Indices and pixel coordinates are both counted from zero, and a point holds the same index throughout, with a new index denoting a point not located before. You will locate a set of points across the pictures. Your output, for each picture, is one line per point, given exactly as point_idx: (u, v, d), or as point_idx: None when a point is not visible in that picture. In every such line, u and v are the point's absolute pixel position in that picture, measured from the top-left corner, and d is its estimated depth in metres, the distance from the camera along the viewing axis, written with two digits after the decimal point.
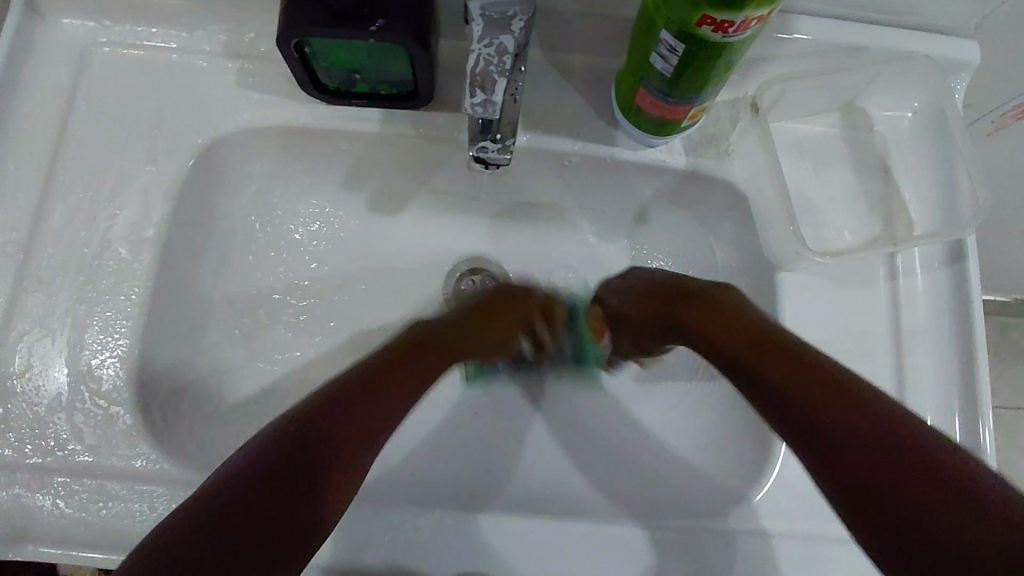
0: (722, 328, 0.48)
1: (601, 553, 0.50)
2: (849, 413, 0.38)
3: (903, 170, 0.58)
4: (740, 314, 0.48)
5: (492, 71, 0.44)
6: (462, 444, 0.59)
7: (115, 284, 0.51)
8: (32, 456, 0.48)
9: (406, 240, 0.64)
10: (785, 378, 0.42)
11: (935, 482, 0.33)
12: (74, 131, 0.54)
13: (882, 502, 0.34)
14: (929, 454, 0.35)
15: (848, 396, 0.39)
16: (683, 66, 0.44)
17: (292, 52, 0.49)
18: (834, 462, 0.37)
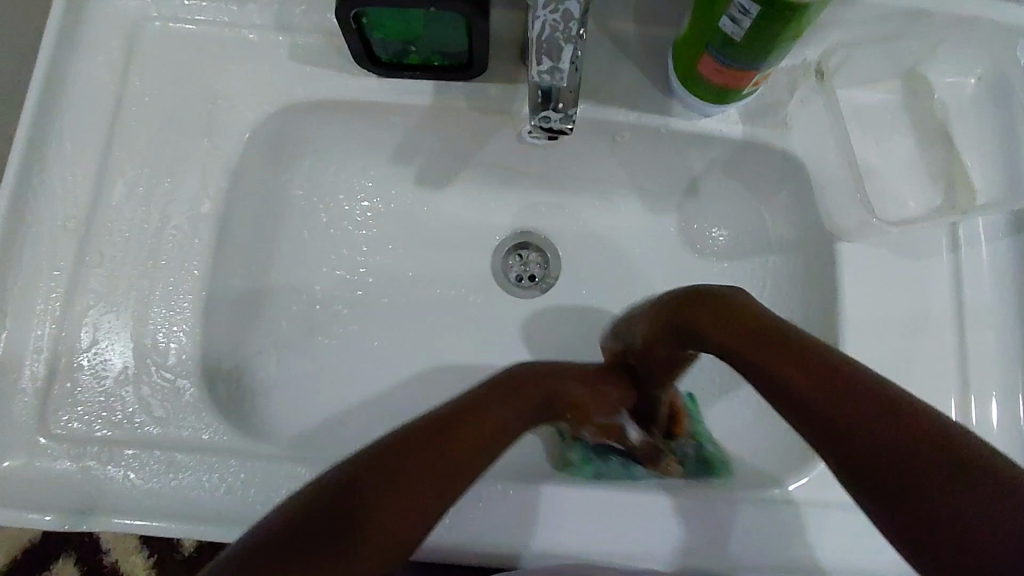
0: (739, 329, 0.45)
1: (661, 530, 0.50)
2: (877, 418, 0.36)
3: (965, 138, 0.57)
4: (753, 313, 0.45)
5: (559, 38, 0.43)
6: None
7: (177, 260, 0.52)
8: (102, 430, 0.49)
9: (455, 214, 0.64)
10: (804, 381, 0.40)
11: (931, 465, 0.33)
12: (130, 107, 0.54)
13: (921, 509, 0.33)
14: (928, 451, 0.34)
15: (852, 390, 0.38)
16: (754, 28, 0.43)
17: (350, 24, 0.49)
18: (848, 456, 0.37)
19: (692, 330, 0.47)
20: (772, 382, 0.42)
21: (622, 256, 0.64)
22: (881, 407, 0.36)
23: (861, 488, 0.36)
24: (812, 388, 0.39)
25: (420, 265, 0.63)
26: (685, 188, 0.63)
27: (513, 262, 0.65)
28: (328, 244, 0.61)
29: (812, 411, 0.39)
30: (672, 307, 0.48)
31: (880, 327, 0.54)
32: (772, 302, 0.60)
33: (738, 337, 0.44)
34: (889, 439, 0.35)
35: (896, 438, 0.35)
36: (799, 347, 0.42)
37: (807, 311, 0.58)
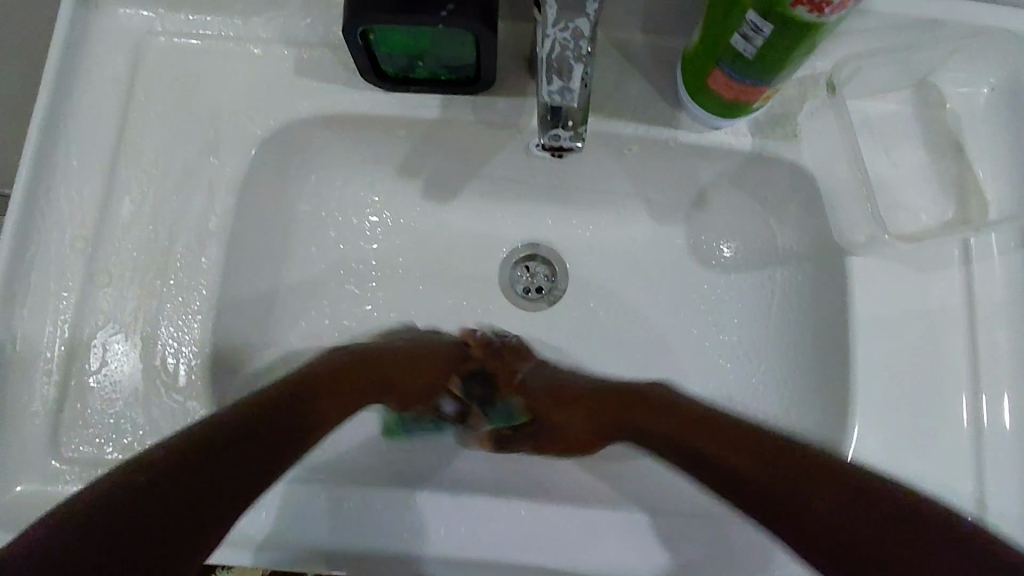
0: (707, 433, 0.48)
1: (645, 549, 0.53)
2: (866, 519, 0.38)
3: (977, 148, 0.56)
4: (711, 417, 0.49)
5: (569, 57, 0.43)
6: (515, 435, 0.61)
7: (184, 280, 0.52)
8: (113, 452, 0.49)
9: (462, 226, 0.64)
10: (788, 487, 0.42)
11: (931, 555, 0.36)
12: (135, 124, 0.54)
13: None
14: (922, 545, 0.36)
15: (834, 491, 0.40)
16: (767, 46, 0.43)
17: (357, 41, 0.48)
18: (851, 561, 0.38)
19: (646, 420, 0.52)
20: (722, 466, 0.46)
21: (630, 268, 0.64)
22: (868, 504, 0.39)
23: None
24: (797, 488, 0.41)
25: (428, 280, 0.62)
26: (692, 200, 0.63)
27: (519, 274, 0.64)
28: (336, 260, 0.61)
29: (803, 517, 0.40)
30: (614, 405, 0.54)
31: (890, 342, 0.54)
32: (780, 315, 0.60)
33: (717, 449, 0.47)
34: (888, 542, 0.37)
35: (896, 539, 0.37)
36: (772, 450, 0.45)
37: (817, 325, 0.57)
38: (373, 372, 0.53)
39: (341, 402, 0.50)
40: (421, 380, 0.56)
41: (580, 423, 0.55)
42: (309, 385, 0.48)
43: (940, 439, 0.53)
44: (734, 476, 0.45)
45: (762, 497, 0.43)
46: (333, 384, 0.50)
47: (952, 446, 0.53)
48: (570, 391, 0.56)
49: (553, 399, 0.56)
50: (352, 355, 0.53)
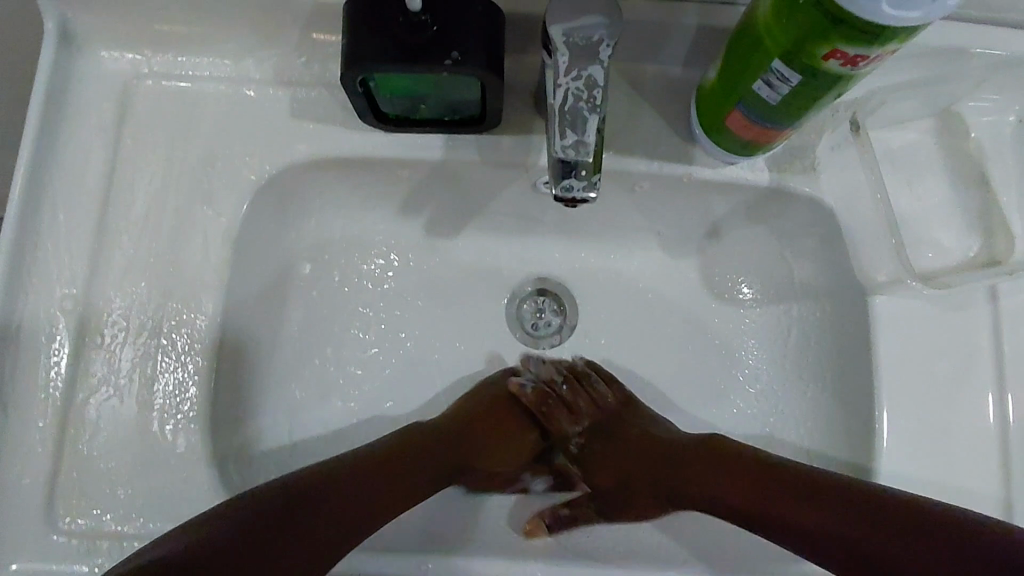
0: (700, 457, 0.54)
1: None
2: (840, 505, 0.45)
3: (1003, 178, 0.54)
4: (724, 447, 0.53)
5: (583, 107, 0.41)
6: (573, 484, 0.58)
7: (181, 339, 0.49)
8: (111, 523, 0.47)
9: (468, 263, 0.62)
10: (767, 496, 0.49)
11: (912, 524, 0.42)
12: (123, 173, 0.51)
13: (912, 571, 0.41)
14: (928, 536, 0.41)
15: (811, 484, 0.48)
16: (792, 93, 0.40)
17: (356, 88, 0.46)
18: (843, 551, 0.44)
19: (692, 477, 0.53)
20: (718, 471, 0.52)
21: (642, 303, 0.62)
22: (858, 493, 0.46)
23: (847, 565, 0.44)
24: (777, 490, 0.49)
25: (432, 322, 0.60)
26: (706, 233, 0.60)
27: (529, 307, 0.62)
28: (337, 305, 0.58)
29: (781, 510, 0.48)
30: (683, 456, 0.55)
31: (917, 384, 0.52)
32: (800, 353, 0.58)
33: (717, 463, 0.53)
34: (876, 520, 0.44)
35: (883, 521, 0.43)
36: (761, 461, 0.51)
37: (840, 365, 0.55)
38: (456, 446, 0.54)
39: (444, 457, 0.53)
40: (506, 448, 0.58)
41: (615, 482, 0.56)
42: (407, 447, 0.52)
43: (970, 486, 0.51)
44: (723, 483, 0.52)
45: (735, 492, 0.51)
46: (427, 448, 0.53)
47: (982, 493, 0.51)
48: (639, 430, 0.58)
49: (610, 438, 0.59)
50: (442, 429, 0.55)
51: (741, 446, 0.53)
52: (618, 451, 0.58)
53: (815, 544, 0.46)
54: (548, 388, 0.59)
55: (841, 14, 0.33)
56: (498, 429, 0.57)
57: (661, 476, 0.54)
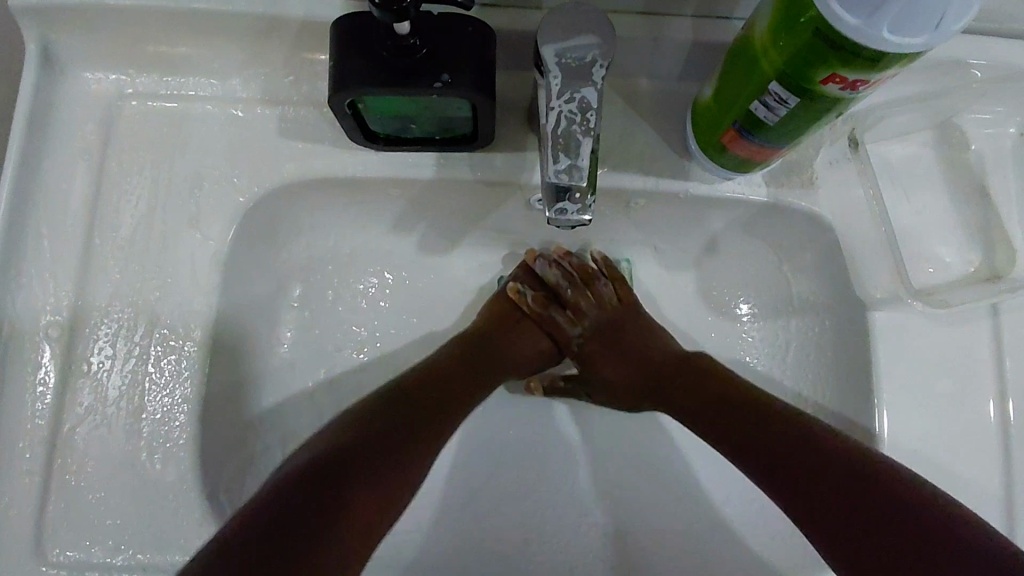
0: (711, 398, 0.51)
1: None
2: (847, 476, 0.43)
3: (1004, 192, 0.53)
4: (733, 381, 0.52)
5: (576, 131, 0.41)
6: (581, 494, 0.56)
7: (169, 365, 0.49)
8: (101, 554, 0.46)
9: (461, 280, 0.61)
10: (783, 455, 0.46)
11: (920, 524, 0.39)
12: (108, 196, 0.50)
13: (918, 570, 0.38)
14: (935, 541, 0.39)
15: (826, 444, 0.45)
16: (790, 115, 0.39)
17: (345, 110, 0.45)
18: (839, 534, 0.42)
19: (698, 391, 0.52)
20: (727, 427, 0.50)
21: None
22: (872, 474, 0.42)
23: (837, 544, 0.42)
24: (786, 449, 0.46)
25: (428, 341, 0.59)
26: (703, 246, 0.59)
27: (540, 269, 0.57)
28: (330, 325, 0.57)
29: (788, 469, 0.46)
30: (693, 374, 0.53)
31: (919, 401, 0.51)
32: (799, 369, 0.57)
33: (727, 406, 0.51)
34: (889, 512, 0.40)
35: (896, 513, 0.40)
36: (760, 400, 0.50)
37: (840, 382, 0.55)
38: (472, 355, 0.54)
39: (454, 387, 0.52)
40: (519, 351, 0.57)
41: (633, 382, 0.56)
42: (431, 377, 0.51)
43: (974, 505, 0.50)
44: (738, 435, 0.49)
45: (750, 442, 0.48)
46: (450, 370, 0.52)
47: (985, 514, 0.50)
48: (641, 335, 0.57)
49: (612, 344, 0.57)
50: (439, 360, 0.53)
51: (747, 394, 0.51)
52: (614, 359, 0.57)
53: (805, 506, 0.44)
54: (550, 293, 0.58)
55: (839, 41, 0.32)
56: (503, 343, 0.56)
57: (674, 390, 0.54)
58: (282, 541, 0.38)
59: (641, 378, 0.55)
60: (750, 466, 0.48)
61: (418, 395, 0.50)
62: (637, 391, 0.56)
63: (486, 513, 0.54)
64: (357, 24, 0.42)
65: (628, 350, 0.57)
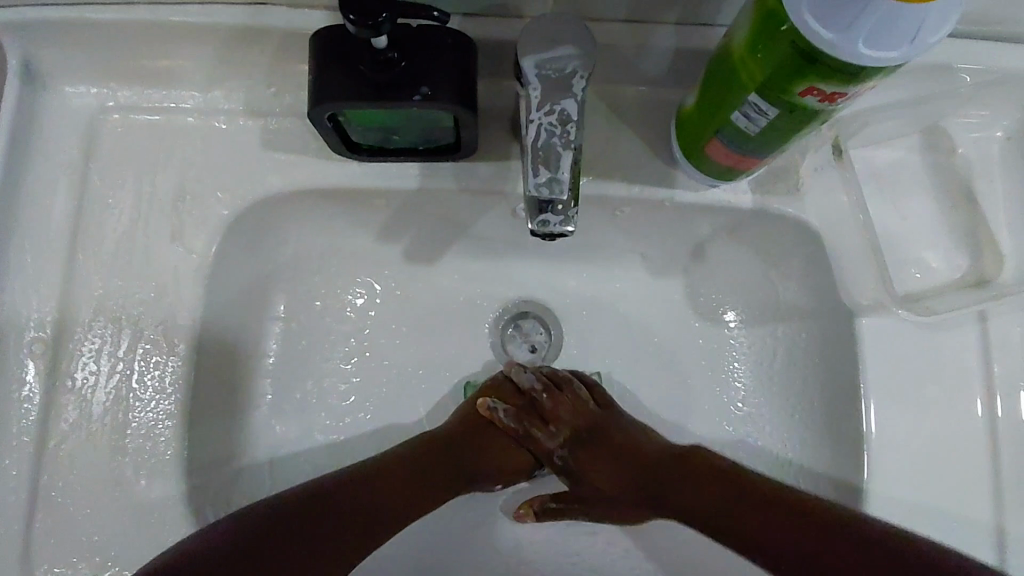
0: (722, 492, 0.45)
1: None
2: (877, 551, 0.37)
3: (993, 196, 0.52)
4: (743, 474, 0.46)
5: (556, 144, 0.40)
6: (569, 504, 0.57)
7: (153, 380, 0.48)
8: (86, 570, 0.46)
9: (449, 288, 0.61)
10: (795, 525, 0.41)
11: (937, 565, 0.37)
12: (91, 210, 0.50)
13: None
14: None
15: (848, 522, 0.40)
16: (771, 125, 0.39)
17: (325, 123, 0.44)
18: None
19: (700, 494, 0.46)
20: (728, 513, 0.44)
21: (628, 325, 0.61)
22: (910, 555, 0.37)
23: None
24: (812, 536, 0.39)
25: (415, 350, 0.59)
26: (691, 252, 0.59)
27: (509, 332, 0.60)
28: (317, 335, 0.57)
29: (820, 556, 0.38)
30: (692, 474, 0.47)
31: (906, 408, 0.51)
32: (787, 374, 0.57)
33: (733, 489, 0.45)
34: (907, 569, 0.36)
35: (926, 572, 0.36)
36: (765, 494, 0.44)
37: (828, 388, 0.55)
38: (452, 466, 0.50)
39: (432, 489, 0.48)
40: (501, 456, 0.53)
41: (631, 489, 0.50)
42: (399, 466, 0.47)
43: (962, 511, 0.50)
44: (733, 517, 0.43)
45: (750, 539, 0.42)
46: (434, 462, 0.49)
47: (973, 518, 0.50)
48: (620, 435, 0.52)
49: (594, 463, 0.52)
50: (400, 456, 0.48)
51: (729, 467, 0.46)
52: (609, 461, 0.51)
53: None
54: (523, 400, 0.54)
55: (816, 53, 0.32)
56: (478, 460, 0.51)
57: (675, 500, 0.47)
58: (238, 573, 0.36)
59: (640, 490, 0.50)
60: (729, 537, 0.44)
61: (393, 482, 0.46)
62: (623, 497, 0.50)
63: (478, 533, 0.57)
64: (335, 36, 0.42)
65: (617, 478, 0.51)
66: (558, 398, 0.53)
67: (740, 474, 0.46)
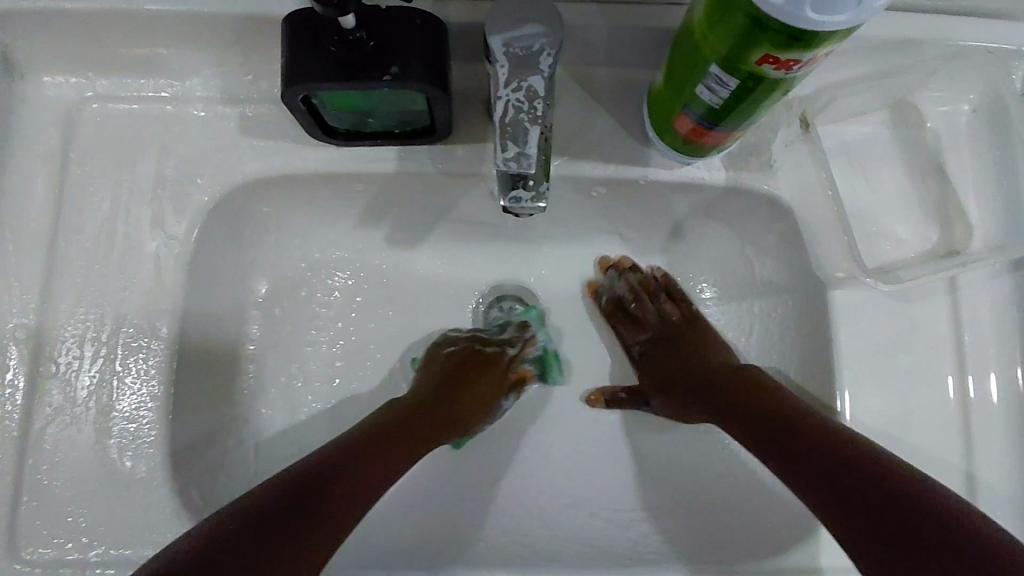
0: (778, 412, 0.47)
1: None
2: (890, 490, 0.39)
3: (959, 169, 0.53)
4: (809, 410, 0.47)
5: (523, 118, 0.41)
6: (558, 477, 0.57)
7: (136, 363, 0.49)
8: (73, 552, 0.47)
9: (431, 273, 0.62)
10: (829, 458, 0.43)
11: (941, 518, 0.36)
12: (71, 198, 0.50)
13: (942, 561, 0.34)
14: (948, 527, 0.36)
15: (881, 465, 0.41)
16: (734, 98, 0.40)
17: (299, 106, 0.45)
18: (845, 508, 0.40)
19: (754, 411, 0.49)
20: (772, 427, 0.47)
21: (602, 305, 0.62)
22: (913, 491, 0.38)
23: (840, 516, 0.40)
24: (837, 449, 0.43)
25: (399, 334, 0.60)
26: (669, 232, 0.60)
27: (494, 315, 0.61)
28: (301, 320, 0.58)
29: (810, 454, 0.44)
30: (756, 389, 0.50)
31: (879, 378, 0.52)
32: (763, 350, 0.58)
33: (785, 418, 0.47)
34: (897, 498, 0.38)
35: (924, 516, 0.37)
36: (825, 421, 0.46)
37: (803, 361, 0.56)
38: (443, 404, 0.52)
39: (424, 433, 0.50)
40: (488, 391, 0.55)
41: (690, 378, 0.55)
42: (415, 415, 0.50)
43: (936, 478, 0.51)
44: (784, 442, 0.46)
45: (790, 450, 0.45)
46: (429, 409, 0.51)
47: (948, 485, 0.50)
48: (699, 338, 0.57)
49: (671, 355, 0.57)
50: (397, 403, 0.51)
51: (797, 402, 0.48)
52: (680, 362, 0.57)
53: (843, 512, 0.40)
54: (618, 300, 0.60)
55: (766, 21, 0.33)
56: (455, 390, 0.53)
57: (724, 397, 0.52)
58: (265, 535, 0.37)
59: (695, 381, 0.55)
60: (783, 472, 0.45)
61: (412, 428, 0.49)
62: (684, 391, 0.55)
63: (457, 500, 0.55)
64: (305, 19, 0.42)
65: (688, 375, 0.55)
66: (653, 293, 0.60)
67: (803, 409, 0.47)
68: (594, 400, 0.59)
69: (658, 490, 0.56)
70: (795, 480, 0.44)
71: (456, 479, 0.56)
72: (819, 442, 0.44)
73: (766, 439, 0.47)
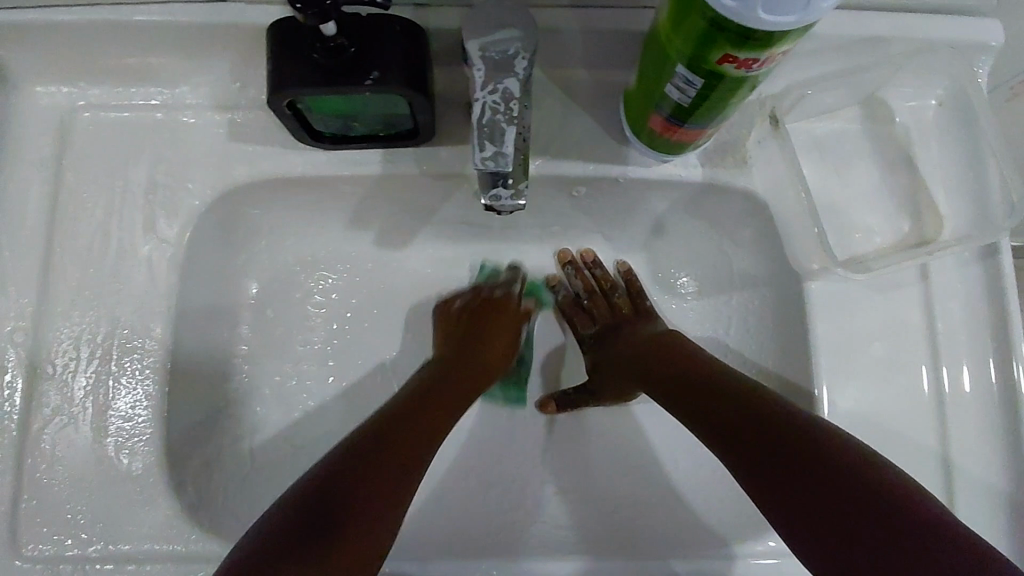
0: (734, 410, 0.48)
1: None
2: (857, 496, 0.40)
3: (927, 162, 0.55)
4: (750, 393, 0.48)
5: (500, 119, 0.43)
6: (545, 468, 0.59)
7: (131, 363, 0.51)
8: (72, 548, 0.48)
9: (420, 273, 0.64)
10: (790, 458, 0.43)
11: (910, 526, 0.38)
12: (66, 204, 0.52)
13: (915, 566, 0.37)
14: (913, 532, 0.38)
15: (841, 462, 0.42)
16: (700, 97, 0.42)
17: (284, 110, 0.46)
18: (810, 515, 0.41)
19: (705, 405, 0.50)
20: (734, 432, 0.47)
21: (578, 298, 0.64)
22: (877, 492, 0.40)
23: (804, 525, 0.41)
24: (795, 446, 0.44)
25: (390, 333, 0.62)
26: (649, 228, 0.62)
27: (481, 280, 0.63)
28: (293, 320, 0.60)
29: (772, 453, 0.44)
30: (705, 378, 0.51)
31: (856, 366, 0.53)
32: (741, 341, 0.60)
33: (742, 412, 0.47)
34: (862, 503, 0.40)
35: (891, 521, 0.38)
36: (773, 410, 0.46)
37: (781, 351, 0.57)
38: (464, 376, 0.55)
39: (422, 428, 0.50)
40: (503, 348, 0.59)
41: (633, 365, 0.56)
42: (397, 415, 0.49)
43: (911, 462, 0.52)
44: (746, 446, 0.46)
45: (754, 454, 0.45)
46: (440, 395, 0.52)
47: (920, 469, 0.52)
48: (641, 327, 0.60)
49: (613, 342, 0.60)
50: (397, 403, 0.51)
51: (749, 389, 0.49)
52: (619, 346, 0.59)
53: (809, 522, 0.41)
54: (575, 298, 0.64)
55: (725, 23, 0.34)
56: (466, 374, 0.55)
57: (675, 388, 0.52)
58: (290, 566, 0.39)
59: (634, 368, 0.56)
60: (745, 476, 0.46)
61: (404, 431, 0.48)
62: (626, 378, 0.57)
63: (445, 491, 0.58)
64: (288, 27, 0.44)
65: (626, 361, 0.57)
66: (604, 288, 0.62)
67: (758, 399, 0.48)
68: (545, 399, 0.61)
69: (642, 479, 0.58)
70: (754, 485, 0.45)
71: (443, 472, 0.59)
72: (778, 438, 0.45)
73: (729, 442, 0.47)
